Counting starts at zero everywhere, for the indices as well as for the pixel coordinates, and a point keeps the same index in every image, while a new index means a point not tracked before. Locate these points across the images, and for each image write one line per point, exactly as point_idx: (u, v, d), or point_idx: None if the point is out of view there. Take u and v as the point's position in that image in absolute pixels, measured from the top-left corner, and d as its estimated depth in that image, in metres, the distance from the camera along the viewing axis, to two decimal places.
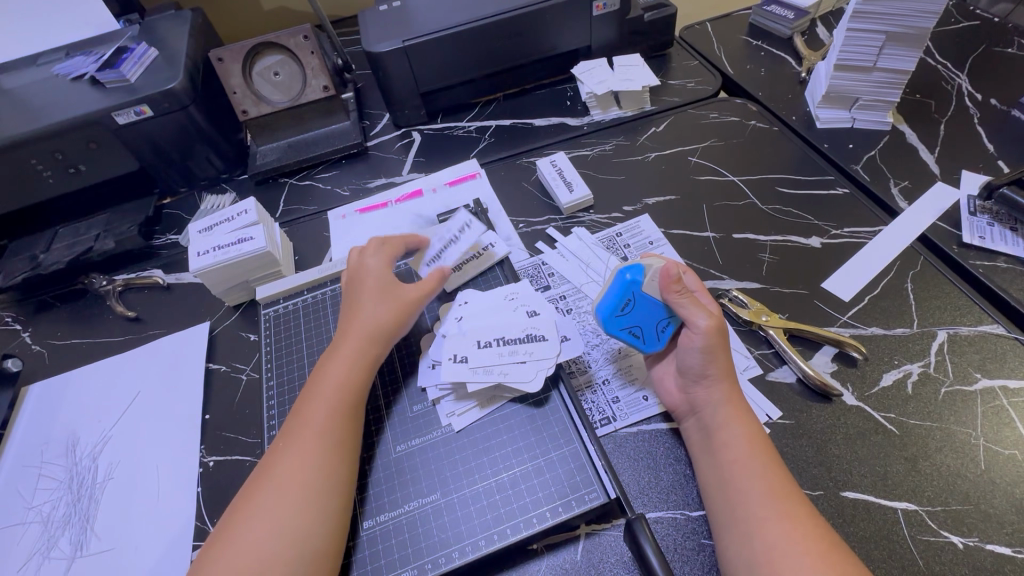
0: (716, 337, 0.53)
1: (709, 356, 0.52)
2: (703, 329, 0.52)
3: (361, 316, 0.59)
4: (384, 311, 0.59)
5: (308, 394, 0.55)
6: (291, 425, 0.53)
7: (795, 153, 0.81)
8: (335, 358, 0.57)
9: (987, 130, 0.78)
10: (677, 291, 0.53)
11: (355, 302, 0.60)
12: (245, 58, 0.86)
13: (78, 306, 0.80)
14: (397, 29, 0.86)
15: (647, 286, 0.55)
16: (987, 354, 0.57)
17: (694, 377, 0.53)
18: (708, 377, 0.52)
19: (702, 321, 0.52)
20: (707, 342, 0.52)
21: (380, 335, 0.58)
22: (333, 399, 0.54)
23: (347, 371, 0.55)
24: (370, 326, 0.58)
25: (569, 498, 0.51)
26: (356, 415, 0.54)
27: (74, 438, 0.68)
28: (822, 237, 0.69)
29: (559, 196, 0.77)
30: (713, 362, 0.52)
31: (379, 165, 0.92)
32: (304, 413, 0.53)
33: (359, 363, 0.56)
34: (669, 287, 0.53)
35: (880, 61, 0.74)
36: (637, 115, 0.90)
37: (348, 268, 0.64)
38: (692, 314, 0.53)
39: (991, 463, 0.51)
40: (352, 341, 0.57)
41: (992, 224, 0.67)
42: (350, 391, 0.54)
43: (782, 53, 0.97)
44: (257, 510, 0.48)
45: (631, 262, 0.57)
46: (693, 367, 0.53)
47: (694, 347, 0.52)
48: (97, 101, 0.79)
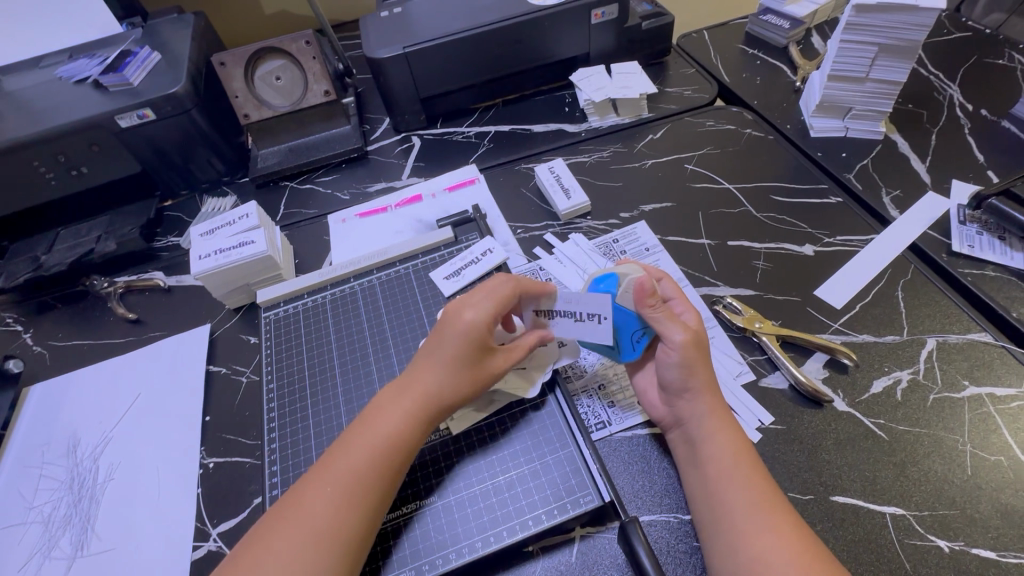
0: (693, 350, 0.53)
1: (686, 370, 0.52)
2: (677, 343, 0.52)
3: (435, 372, 0.54)
4: (463, 379, 0.53)
5: (359, 437, 0.51)
6: (333, 469, 0.49)
7: (790, 161, 0.82)
8: (395, 407, 0.53)
9: (978, 140, 0.80)
10: (650, 305, 0.54)
11: (438, 349, 0.54)
12: (247, 63, 0.86)
13: (79, 307, 0.81)
14: (398, 35, 0.87)
15: (622, 297, 0.56)
16: (975, 361, 0.58)
17: (676, 391, 0.53)
18: (689, 391, 0.52)
19: (677, 336, 0.52)
20: (683, 356, 0.52)
21: (445, 399, 0.53)
22: (383, 457, 0.50)
23: (406, 429, 0.52)
24: (441, 386, 0.53)
25: (565, 501, 0.52)
26: (395, 476, 0.51)
27: (75, 439, 0.68)
28: (815, 245, 0.71)
29: (556, 202, 0.78)
30: (692, 376, 0.52)
31: (379, 170, 0.93)
32: (350, 461, 0.50)
33: (419, 424, 0.52)
34: (644, 301, 0.53)
35: (873, 72, 0.76)
36: (634, 122, 0.91)
37: (449, 311, 0.56)
38: (666, 327, 0.53)
39: (977, 469, 0.52)
40: (419, 395, 0.53)
41: (981, 233, 0.68)
42: (402, 452, 0.51)
43: (778, 62, 0.98)
44: (278, 550, 0.45)
45: (608, 273, 0.58)
46: (673, 382, 0.53)
47: (671, 362, 0.52)
48: (100, 104, 0.80)
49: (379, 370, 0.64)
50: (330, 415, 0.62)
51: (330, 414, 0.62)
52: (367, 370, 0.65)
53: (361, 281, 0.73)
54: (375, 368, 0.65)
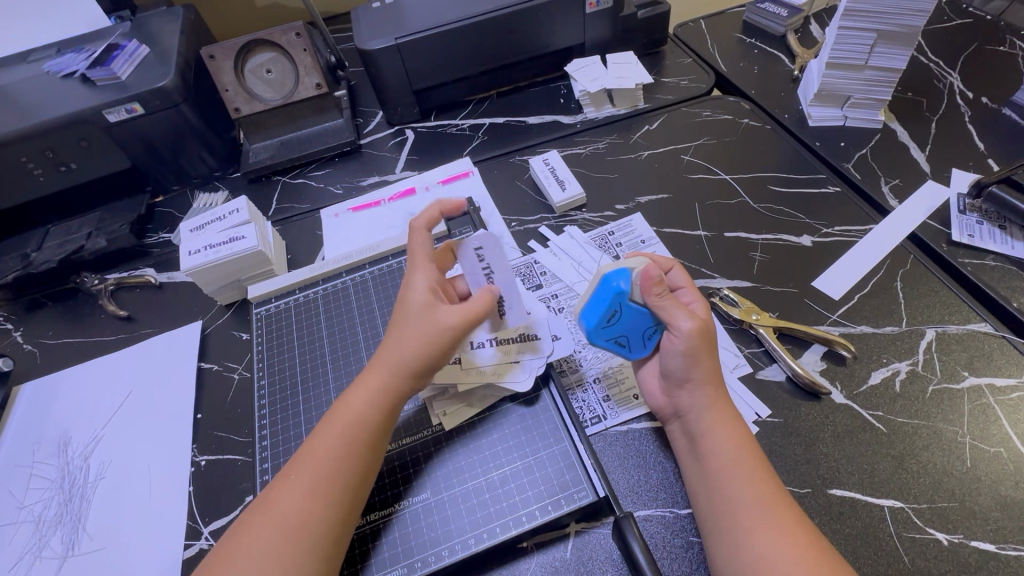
0: (700, 339, 0.51)
1: (691, 359, 0.51)
2: (685, 330, 0.51)
3: (389, 346, 0.53)
4: (412, 342, 0.52)
5: (326, 426, 0.51)
6: (301, 459, 0.49)
7: (788, 151, 0.81)
8: (357, 391, 0.52)
9: (978, 128, 0.79)
10: (658, 293, 0.52)
11: (392, 325, 0.55)
12: (237, 56, 0.85)
13: (70, 305, 0.80)
14: (389, 26, 0.86)
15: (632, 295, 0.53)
16: (974, 352, 0.58)
17: (677, 381, 0.52)
18: (691, 381, 0.52)
19: (684, 323, 0.51)
20: (689, 344, 0.51)
21: (404, 371, 0.52)
22: (347, 441, 0.50)
23: (368, 410, 0.51)
24: (398, 360, 0.52)
25: (559, 497, 0.51)
26: (361, 461, 0.49)
27: (65, 438, 0.68)
28: (813, 236, 0.70)
29: (551, 194, 0.77)
30: (695, 367, 0.51)
31: (372, 164, 0.92)
32: (316, 449, 0.49)
33: (381, 402, 0.52)
34: (650, 290, 0.52)
35: (872, 60, 0.74)
36: (630, 113, 0.90)
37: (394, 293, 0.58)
38: (674, 318, 0.52)
39: (977, 460, 0.51)
40: (380, 375, 0.53)
41: (981, 222, 0.67)
42: (367, 435, 0.50)
43: (776, 50, 0.97)
44: (250, 547, 0.45)
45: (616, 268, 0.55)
46: (677, 371, 0.52)
47: (676, 350, 0.52)
48: (88, 99, 0.78)
49: None
50: (322, 411, 0.61)
51: (321, 410, 0.61)
52: (359, 365, 0.64)
53: (354, 275, 0.72)
54: (367, 363, 0.64)
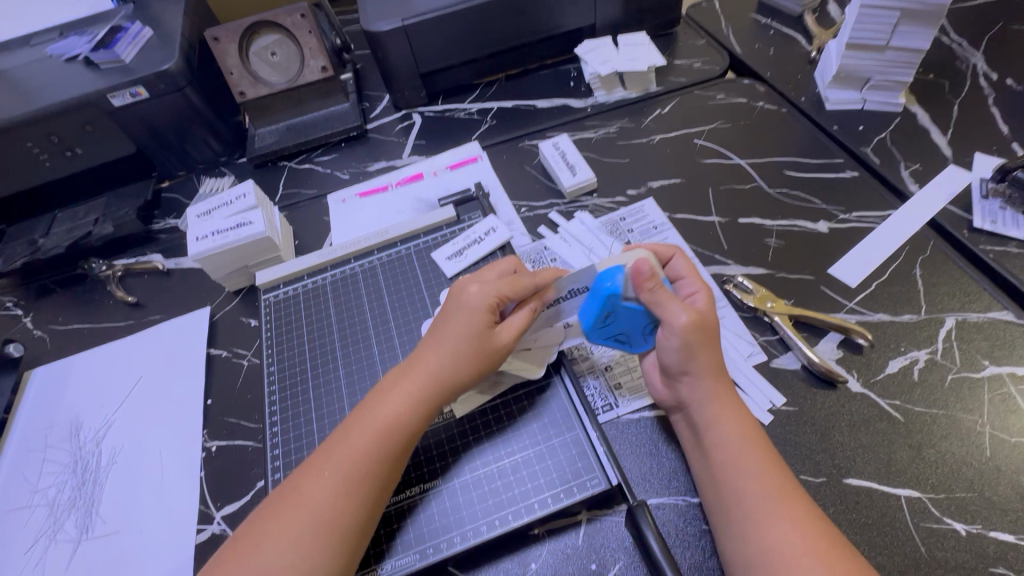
0: (696, 333, 0.50)
1: (687, 353, 0.50)
2: (678, 327, 0.49)
3: (438, 351, 0.52)
4: (464, 355, 0.52)
5: (362, 424, 0.50)
6: (334, 456, 0.49)
7: (804, 135, 0.79)
8: (398, 391, 0.52)
9: (1001, 111, 0.76)
10: (650, 287, 0.49)
11: (444, 329, 0.53)
12: (241, 39, 0.84)
13: (79, 291, 0.80)
14: (396, 7, 0.84)
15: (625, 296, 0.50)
16: (995, 341, 0.56)
17: (676, 374, 0.51)
18: (689, 374, 0.50)
19: (678, 319, 0.49)
20: (684, 340, 0.49)
21: (448, 379, 0.52)
22: (382, 442, 0.49)
23: (407, 413, 0.50)
24: (443, 368, 0.52)
25: (571, 485, 0.51)
26: (396, 465, 0.49)
27: (77, 423, 0.68)
28: (830, 222, 0.68)
29: (561, 179, 0.76)
30: (692, 360, 0.50)
31: (379, 149, 0.91)
32: (349, 446, 0.49)
33: (420, 407, 0.51)
34: (642, 285, 0.49)
35: (893, 40, 0.72)
36: (641, 96, 0.88)
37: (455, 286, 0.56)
38: (666, 311, 0.50)
39: (997, 450, 0.51)
40: (421, 378, 0.52)
41: (1004, 208, 0.66)
42: (404, 439, 0.50)
43: (792, 31, 0.94)
44: (278, 541, 0.45)
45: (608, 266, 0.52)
46: (673, 365, 0.51)
47: (671, 346, 0.50)
48: (92, 82, 0.78)
49: (380, 353, 0.63)
50: (332, 397, 0.61)
51: (331, 396, 0.61)
52: (369, 351, 0.63)
53: (362, 262, 0.71)
54: (377, 350, 0.63)
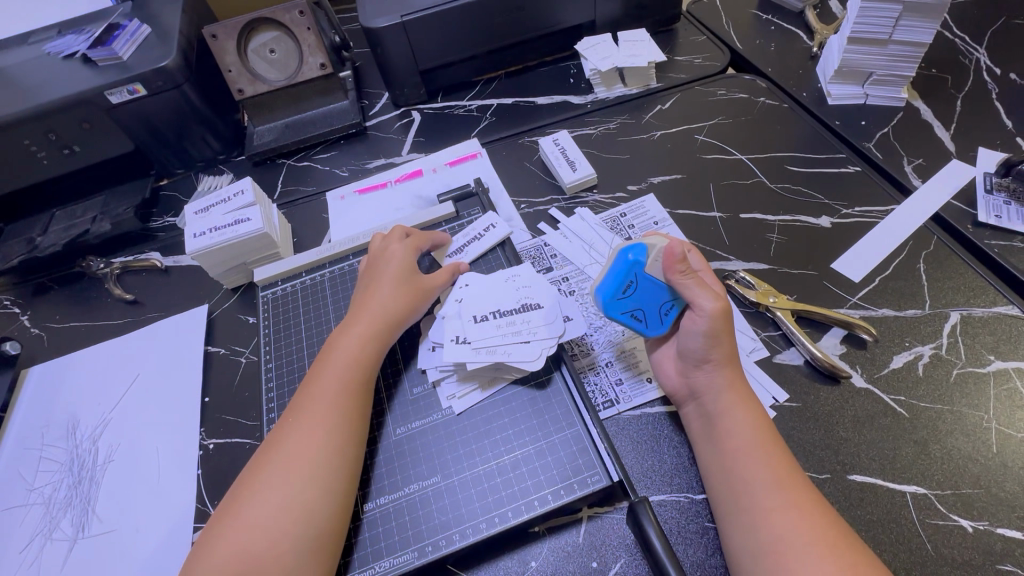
0: (722, 320, 0.50)
1: (712, 340, 0.50)
2: (708, 311, 0.49)
3: (375, 298, 0.58)
4: (398, 296, 0.58)
5: (319, 371, 0.54)
6: (298, 404, 0.52)
7: (806, 130, 0.78)
8: (345, 337, 0.56)
9: (1005, 106, 0.76)
10: (681, 270, 0.50)
11: (374, 282, 0.60)
12: (239, 36, 0.84)
13: (77, 289, 0.80)
14: (395, 3, 0.83)
15: (650, 268, 0.51)
16: (1001, 336, 0.56)
17: (695, 361, 0.51)
18: (710, 361, 0.50)
19: (708, 304, 0.49)
20: (711, 325, 0.50)
21: (393, 317, 0.57)
22: (341, 379, 0.53)
23: (359, 351, 0.55)
24: (385, 307, 0.57)
25: (572, 481, 0.50)
26: (360, 395, 0.53)
27: (73, 422, 0.67)
28: (833, 217, 0.68)
29: (561, 175, 0.75)
30: (715, 347, 0.50)
31: (378, 146, 0.90)
32: (311, 392, 0.53)
33: (371, 343, 0.56)
34: (673, 267, 0.50)
35: (896, 34, 0.71)
36: (642, 92, 0.88)
37: (371, 252, 0.64)
38: (696, 295, 0.50)
39: (1003, 446, 0.50)
40: (367, 320, 0.57)
41: (1009, 202, 0.65)
42: (361, 372, 0.54)
43: (793, 27, 0.94)
44: (262, 491, 0.47)
45: (634, 242, 0.53)
46: (695, 352, 0.51)
47: (697, 330, 0.50)
48: (90, 80, 0.77)
49: None
50: None
51: None
52: None
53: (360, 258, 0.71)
54: None
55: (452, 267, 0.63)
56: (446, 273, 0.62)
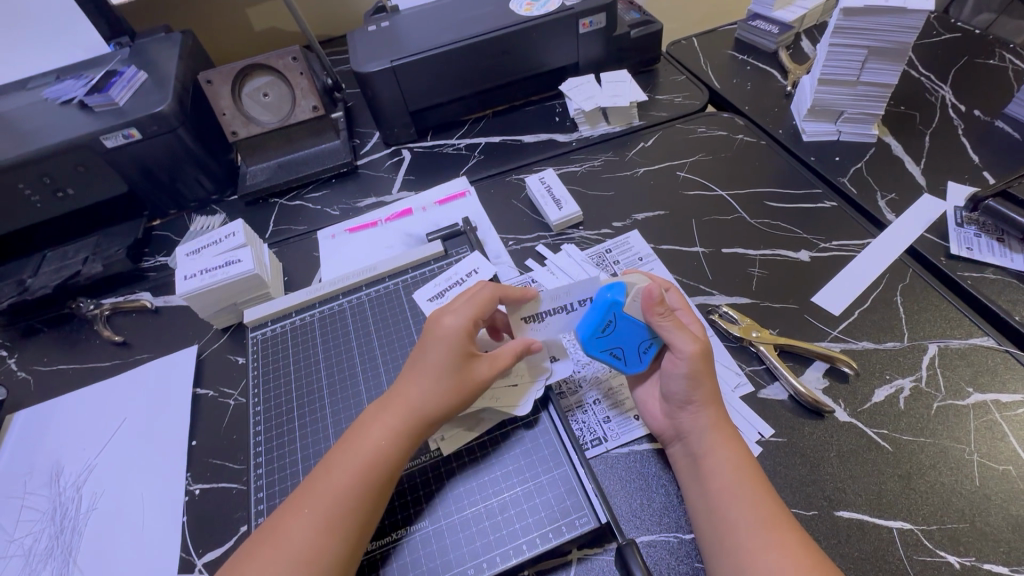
0: (702, 362, 0.51)
1: (694, 382, 0.51)
2: (687, 353, 0.51)
3: (419, 385, 0.52)
4: (447, 390, 0.52)
5: (342, 457, 0.50)
6: (315, 491, 0.48)
7: (783, 166, 0.81)
8: (378, 422, 0.51)
9: (971, 141, 0.79)
10: (660, 312, 0.52)
11: (422, 361, 0.53)
12: (234, 80, 0.86)
13: (66, 331, 0.80)
14: (386, 49, 0.87)
15: (629, 307, 0.53)
16: (979, 368, 0.57)
17: (679, 402, 0.52)
18: (693, 403, 0.51)
19: (687, 345, 0.51)
20: (692, 367, 0.51)
21: (434, 414, 0.51)
22: (365, 476, 0.49)
23: (389, 446, 0.50)
24: (426, 403, 0.51)
25: (560, 524, 0.50)
26: (381, 495, 0.49)
27: (57, 468, 0.67)
28: (811, 251, 0.70)
29: (547, 213, 0.77)
30: (696, 389, 0.51)
31: (369, 185, 0.92)
32: (331, 481, 0.48)
33: (402, 440, 0.51)
34: (652, 308, 0.52)
35: (863, 75, 0.75)
36: (624, 130, 0.91)
37: (428, 319, 0.55)
38: (676, 336, 0.51)
39: (986, 479, 0.50)
40: (403, 411, 0.51)
41: (979, 235, 0.67)
42: (387, 471, 0.50)
43: (768, 67, 0.98)
44: None
45: (612, 281, 0.55)
46: (678, 393, 0.52)
47: (678, 372, 0.51)
48: (86, 125, 0.79)
49: (367, 391, 0.63)
50: (318, 436, 0.60)
51: (317, 436, 0.60)
52: (355, 391, 0.63)
53: (350, 298, 0.72)
54: (364, 387, 0.63)
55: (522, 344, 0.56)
56: (514, 353, 0.55)
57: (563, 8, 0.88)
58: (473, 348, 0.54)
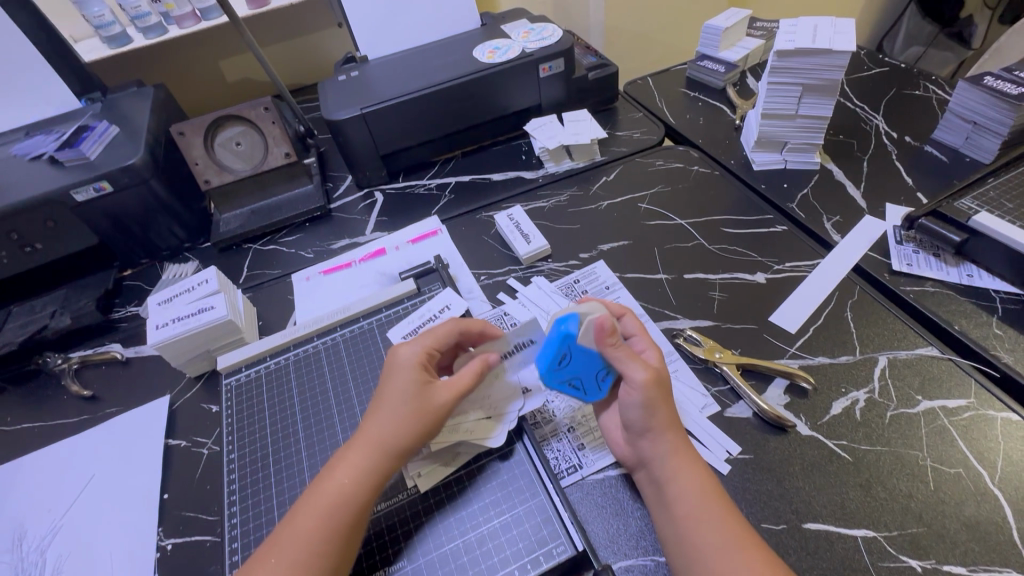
0: (655, 389, 0.52)
1: (649, 411, 0.52)
2: (639, 383, 0.52)
3: (377, 420, 0.53)
4: (405, 420, 0.52)
5: (308, 503, 0.50)
6: (283, 539, 0.48)
7: (736, 195, 0.86)
8: (343, 464, 0.52)
9: (904, 165, 0.86)
10: (612, 343, 0.53)
11: (382, 396, 0.55)
12: (206, 132, 0.88)
13: (32, 387, 0.78)
14: (355, 97, 0.90)
15: (583, 338, 0.54)
16: (925, 376, 0.60)
17: (638, 432, 0.53)
18: (651, 431, 0.52)
19: (638, 375, 0.52)
20: (645, 397, 0.52)
21: (396, 447, 0.52)
22: (330, 519, 0.49)
23: (353, 487, 0.50)
24: (387, 436, 0.52)
25: (538, 554, 0.51)
26: (350, 539, 0.49)
27: (21, 531, 0.64)
28: (766, 273, 0.74)
29: (517, 247, 0.80)
30: (653, 417, 0.52)
31: (342, 227, 0.94)
32: (297, 527, 0.49)
33: (368, 478, 0.51)
34: (604, 340, 0.53)
35: (801, 109, 0.81)
36: (587, 166, 0.95)
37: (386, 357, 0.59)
38: (627, 365, 0.53)
39: (939, 482, 0.53)
40: (366, 449, 0.52)
41: (917, 251, 0.72)
42: (354, 511, 0.50)
43: (718, 103, 1.05)
44: None
45: (568, 312, 0.56)
46: (636, 422, 0.52)
47: (633, 403, 0.52)
48: (56, 180, 0.80)
49: (344, 433, 0.63)
50: (293, 481, 0.60)
51: (293, 482, 0.60)
52: (331, 432, 0.63)
53: (325, 339, 0.72)
54: (340, 429, 0.63)
55: (483, 365, 0.57)
56: (477, 372, 0.56)
57: (524, 55, 0.94)
58: (429, 374, 0.56)
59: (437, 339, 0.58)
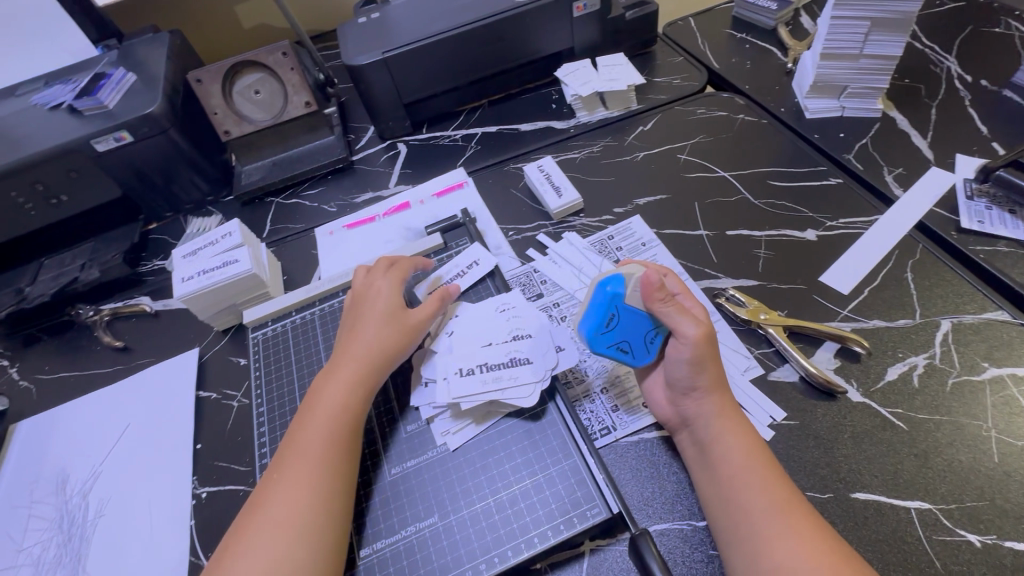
0: (705, 346, 0.51)
1: (698, 366, 0.50)
2: (691, 337, 0.50)
3: (360, 338, 0.57)
4: (386, 334, 0.57)
5: (305, 421, 0.53)
6: (286, 457, 0.51)
7: (786, 145, 0.79)
8: (334, 381, 0.55)
9: (978, 112, 0.77)
10: (660, 298, 0.51)
11: (359, 321, 0.59)
12: (223, 79, 0.85)
13: (67, 338, 0.79)
14: (376, 41, 0.85)
15: (630, 298, 0.52)
16: (994, 342, 0.56)
17: (683, 390, 0.51)
18: (698, 389, 0.50)
19: (691, 329, 0.50)
20: (696, 352, 0.50)
21: (381, 357, 0.56)
22: (326, 432, 0.52)
23: (346, 399, 0.54)
24: (371, 351, 0.56)
25: (572, 515, 0.49)
26: (350, 445, 0.52)
27: (63, 476, 0.66)
28: (818, 230, 0.68)
29: (547, 201, 0.76)
30: (701, 374, 0.50)
31: (365, 179, 0.91)
32: (297, 443, 0.51)
33: (358, 389, 0.54)
34: (653, 296, 0.51)
35: (866, 48, 0.73)
36: (623, 114, 0.89)
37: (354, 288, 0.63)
38: (679, 321, 0.51)
39: (1004, 454, 0.49)
40: (353, 364, 0.56)
41: (990, 207, 0.66)
42: (350, 418, 0.53)
43: (768, 44, 0.96)
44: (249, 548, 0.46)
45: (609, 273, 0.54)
46: (684, 379, 0.51)
47: (682, 358, 0.50)
48: (75, 129, 0.77)
49: None
50: None
51: None
52: None
53: None
54: None
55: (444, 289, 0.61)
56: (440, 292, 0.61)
57: None
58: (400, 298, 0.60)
59: (402, 270, 0.64)
